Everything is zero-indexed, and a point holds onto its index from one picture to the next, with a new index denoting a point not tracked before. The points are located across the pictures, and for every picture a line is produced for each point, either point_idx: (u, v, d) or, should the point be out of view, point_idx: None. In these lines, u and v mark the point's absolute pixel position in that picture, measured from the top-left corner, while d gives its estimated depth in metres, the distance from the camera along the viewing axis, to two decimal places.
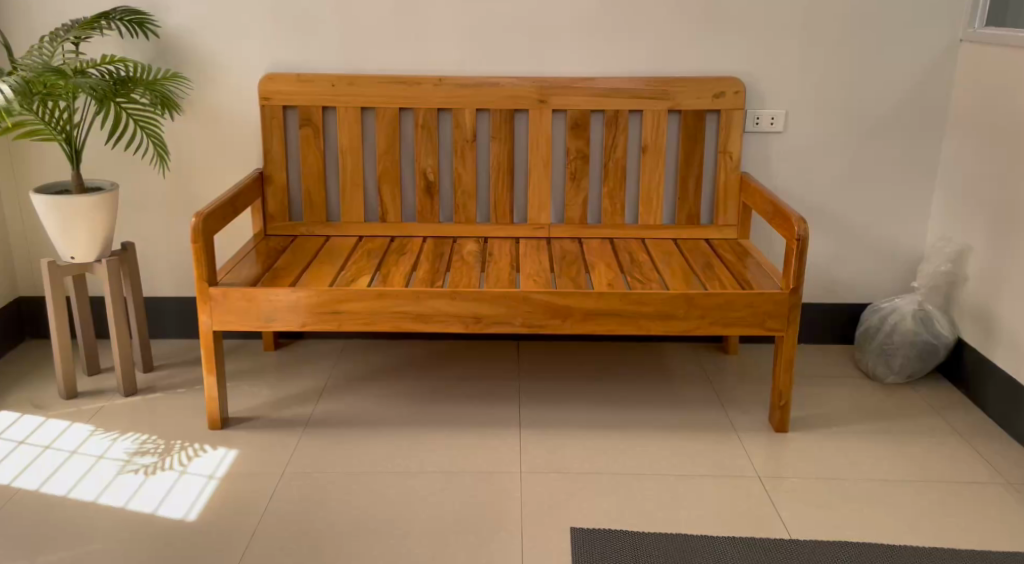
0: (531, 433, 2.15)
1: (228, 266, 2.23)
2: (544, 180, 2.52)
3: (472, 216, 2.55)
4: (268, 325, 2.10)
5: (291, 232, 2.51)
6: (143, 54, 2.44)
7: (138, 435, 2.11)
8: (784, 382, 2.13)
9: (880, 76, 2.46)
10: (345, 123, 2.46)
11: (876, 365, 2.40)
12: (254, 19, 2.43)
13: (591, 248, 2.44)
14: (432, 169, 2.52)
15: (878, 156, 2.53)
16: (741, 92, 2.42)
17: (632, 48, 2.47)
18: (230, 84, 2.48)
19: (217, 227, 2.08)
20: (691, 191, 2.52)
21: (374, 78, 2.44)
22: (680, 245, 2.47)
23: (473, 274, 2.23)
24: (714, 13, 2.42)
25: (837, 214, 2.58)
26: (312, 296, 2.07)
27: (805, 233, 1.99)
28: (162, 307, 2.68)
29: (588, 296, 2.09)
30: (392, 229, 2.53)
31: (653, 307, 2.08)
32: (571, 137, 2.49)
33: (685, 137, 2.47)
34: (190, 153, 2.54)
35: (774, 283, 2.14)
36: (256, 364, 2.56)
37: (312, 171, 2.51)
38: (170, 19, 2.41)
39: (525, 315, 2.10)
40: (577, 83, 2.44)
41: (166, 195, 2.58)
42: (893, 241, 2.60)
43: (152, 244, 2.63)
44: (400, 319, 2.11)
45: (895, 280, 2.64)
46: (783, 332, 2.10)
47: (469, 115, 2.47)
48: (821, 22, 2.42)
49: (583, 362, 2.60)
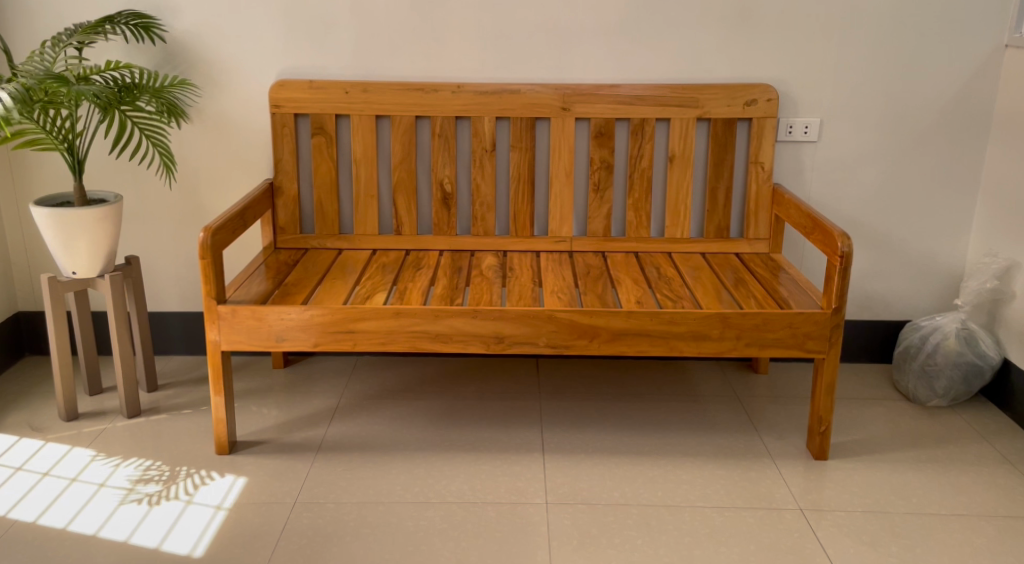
0: (556, 459, 2.04)
1: (237, 281, 2.13)
2: (566, 191, 2.41)
3: (491, 229, 2.45)
4: (279, 345, 1.99)
5: (302, 245, 2.41)
6: (148, 60, 2.34)
7: (142, 461, 2.00)
8: (824, 407, 2.01)
9: (921, 82, 2.34)
10: (360, 132, 2.36)
11: (917, 386, 2.28)
12: (265, 23, 2.33)
13: (616, 263, 2.33)
14: (449, 179, 2.41)
15: (917, 166, 2.41)
16: (774, 100, 2.31)
17: (660, 53, 2.36)
18: (239, 91, 2.38)
19: (226, 241, 1.98)
20: (721, 203, 2.40)
21: (389, 85, 2.33)
22: (709, 260, 2.36)
23: (494, 290, 2.12)
24: (745, 16, 2.31)
25: (873, 228, 2.47)
26: (325, 314, 1.96)
27: (848, 249, 1.88)
28: (166, 323, 2.57)
29: (617, 316, 1.97)
30: (407, 242, 2.43)
31: (685, 327, 1.97)
32: (595, 146, 2.38)
33: (715, 145, 2.36)
34: (197, 162, 2.44)
35: (813, 302, 2.02)
36: (265, 383, 2.45)
37: (324, 181, 2.40)
38: (178, 23, 2.31)
39: (549, 335, 2.00)
40: (600, 90, 2.33)
41: (172, 206, 2.47)
42: (933, 255, 2.48)
43: (157, 257, 2.52)
44: (417, 339, 2.00)
45: (934, 296, 2.52)
46: (823, 354, 1.98)
47: (488, 124, 2.36)
48: (858, 26, 2.31)
49: (607, 381, 2.48)
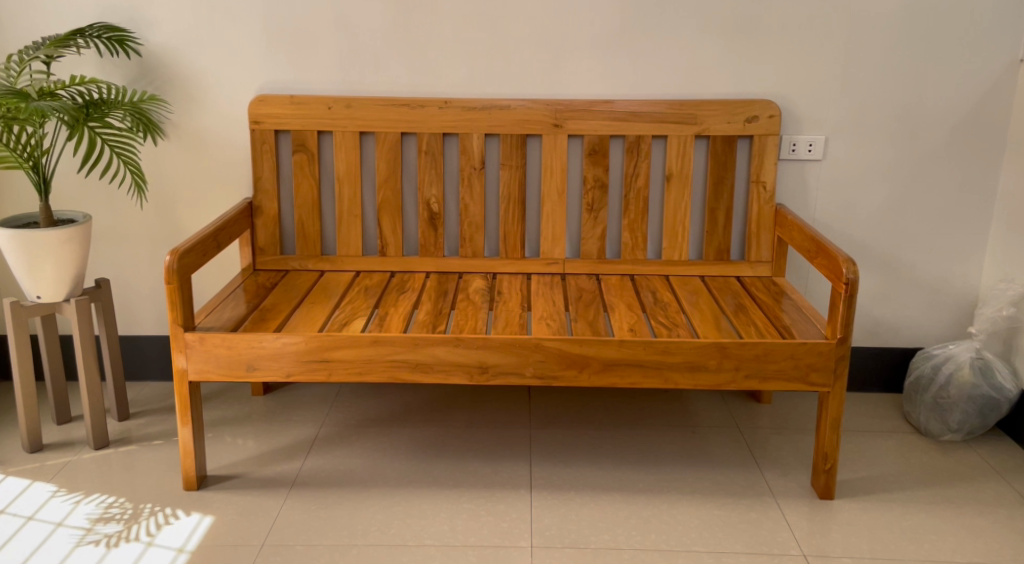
0: (544, 497, 1.92)
1: (210, 306, 2.02)
2: (558, 211, 2.30)
3: (479, 250, 2.34)
4: (250, 375, 1.88)
5: (282, 267, 2.31)
6: (122, 74, 2.25)
7: (105, 498, 1.89)
8: (830, 443, 1.88)
9: (931, 97, 2.23)
10: (343, 149, 2.26)
11: (930, 419, 2.15)
12: (244, 35, 2.24)
13: (610, 286, 2.22)
14: (436, 199, 2.31)
15: (928, 186, 2.29)
16: (776, 116, 2.20)
17: (656, 67, 2.25)
18: (217, 107, 2.29)
19: (195, 265, 1.88)
20: (721, 224, 2.29)
21: (373, 99, 2.24)
22: (709, 284, 2.24)
23: (480, 316, 2.01)
24: (745, 29, 2.21)
25: (881, 250, 2.35)
26: (299, 342, 1.86)
27: (854, 276, 1.77)
28: (141, 348, 2.46)
29: (608, 345, 1.86)
30: (392, 264, 2.33)
31: (681, 357, 1.85)
32: (588, 164, 2.27)
33: (714, 164, 2.26)
34: (173, 180, 2.34)
35: (817, 331, 1.90)
36: (242, 411, 2.34)
37: (305, 200, 2.30)
38: (154, 37, 2.22)
39: (536, 365, 1.88)
40: (594, 106, 2.23)
41: (148, 226, 2.38)
42: (945, 279, 2.36)
43: (132, 279, 2.42)
44: (397, 369, 1.89)
45: (946, 322, 2.40)
46: (828, 387, 1.85)
47: (477, 140, 2.26)
48: (864, 39, 2.20)
49: (601, 411, 2.36)
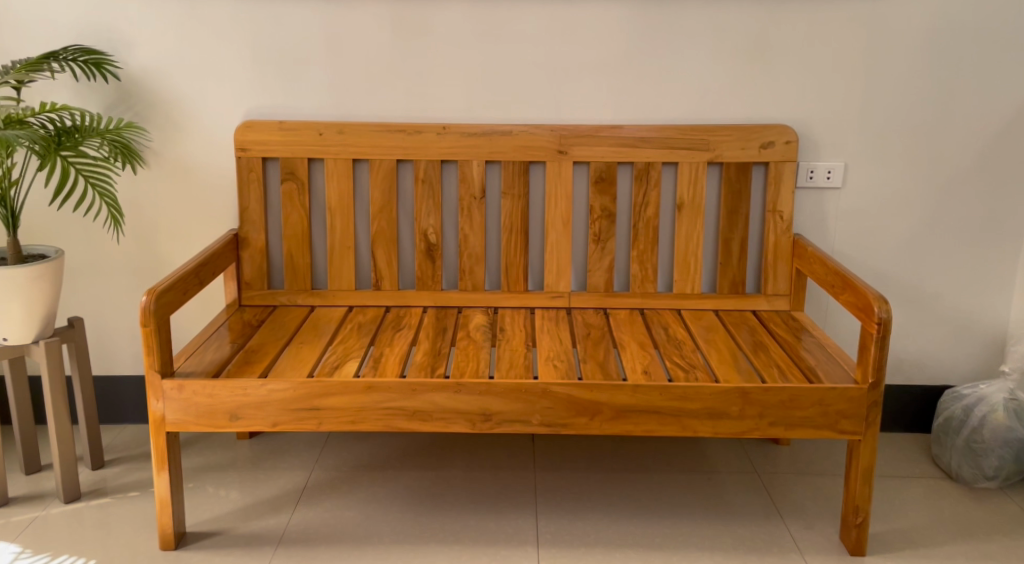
0: (553, 555, 1.77)
1: (191, 348, 1.88)
2: (563, 242, 2.17)
3: (480, 283, 2.20)
4: (233, 425, 1.73)
5: (269, 302, 2.17)
6: (99, 99, 2.12)
7: (73, 560, 1.73)
8: (861, 496, 1.75)
9: (957, 123, 2.12)
10: (335, 178, 2.13)
11: (962, 464, 2.02)
12: (230, 58, 2.11)
13: (619, 322, 2.09)
14: (434, 230, 2.17)
15: (954, 215, 2.18)
16: (792, 142, 2.09)
17: (666, 91, 2.13)
18: (200, 134, 2.16)
19: (175, 306, 1.74)
20: (735, 255, 2.17)
21: (367, 125, 2.11)
22: (724, 319, 2.12)
23: (482, 357, 1.87)
24: (759, 51, 2.10)
25: (904, 283, 2.23)
26: (287, 389, 1.71)
27: (886, 315, 1.65)
28: (118, 389, 2.31)
29: (622, 390, 1.72)
30: (387, 298, 2.19)
31: (700, 403, 1.72)
32: (594, 192, 2.15)
33: (728, 193, 2.14)
34: (153, 211, 2.20)
35: (845, 373, 1.77)
36: (226, 457, 2.18)
37: (295, 231, 2.16)
38: (133, 60, 2.10)
39: (544, 412, 1.74)
40: (601, 132, 2.11)
41: (126, 259, 2.23)
42: (971, 313, 2.24)
43: (109, 315, 2.27)
44: (393, 418, 1.75)
45: (974, 358, 2.27)
46: (859, 435, 1.72)
47: (477, 168, 2.13)
48: (884, 62, 2.09)
49: (610, 454, 2.22)
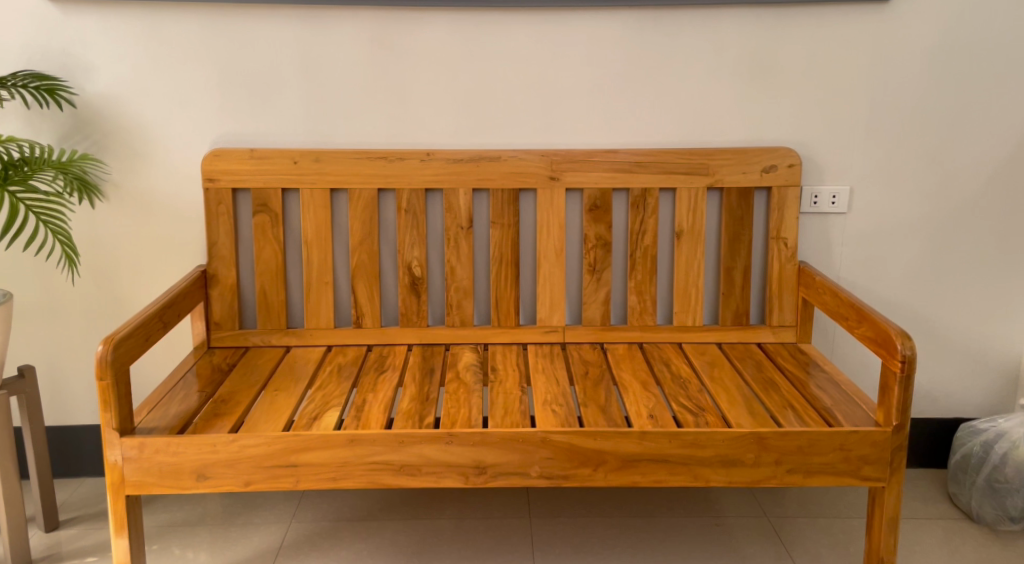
0: None
1: (154, 399, 1.71)
2: (556, 274, 2.04)
3: (468, 318, 2.05)
4: (200, 486, 1.57)
5: (240, 343, 2.01)
6: (52, 128, 1.96)
7: None
8: (887, 547, 1.63)
9: (965, 143, 2.03)
10: (312, 209, 1.98)
11: (983, 505, 1.91)
12: (195, 82, 1.96)
13: (618, 358, 1.95)
14: (418, 263, 2.03)
15: (964, 241, 2.08)
16: (796, 165, 1.98)
17: (662, 113, 2.02)
18: (164, 163, 2.00)
19: (134, 355, 1.58)
20: (738, 285, 2.05)
21: (345, 152, 1.97)
22: (728, 353, 1.99)
23: (474, 401, 1.73)
24: (759, 70, 1.99)
25: (913, 311, 2.12)
26: (260, 445, 1.56)
27: (911, 352, 1.53)
28: (76, 439, 2.13)
29: (628, 438, 1.59)
30: (369, 336, 2.03)
31: (712, 450, 1.59)
32: (589, 221, 2.02)
33: (729, 219, 2.02)
34: (113, 247, 2.04)
35: (865, 414, 1.65)
36: (194, 513, 2.01)
37: (268, 266, 2.01)
38: (90, 85, 1.94)
39: (544, 463, 1.60)
40: (595, 156, 1.99)
41: (84, 300, 2.06)
42: (983, 342, 2.14)
43: (65, 361, 2.10)
44: (378, 473, 1.59)
45: (987, 389, 2.17)
46: (883, 482, 1.60)
47: (464, 197, 2.00)
48: (889, 81, 2.00)
49: (610, 498, 2.07)
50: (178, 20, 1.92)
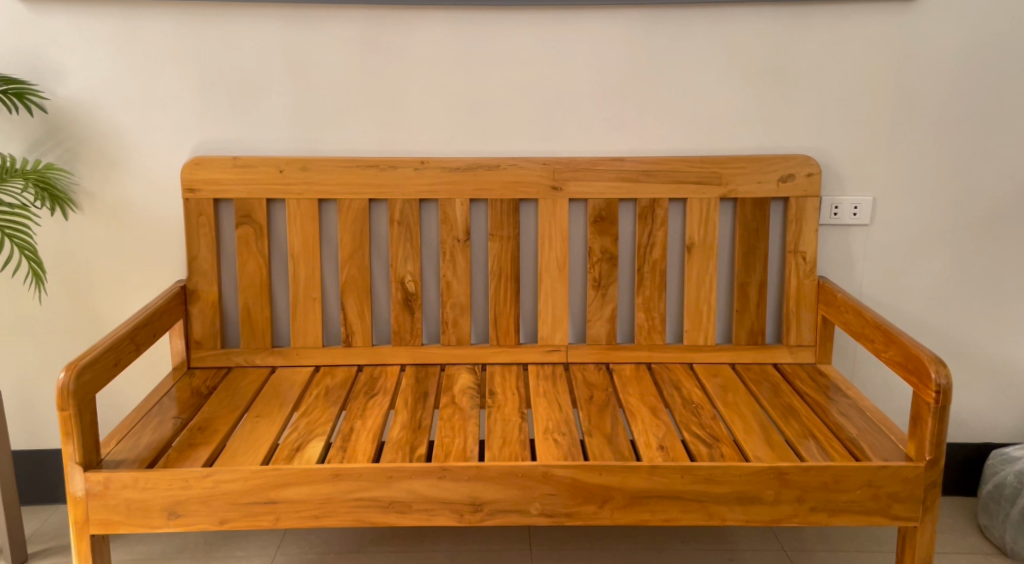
0: None
1: (125, 427, 1.59)
2: (558, 289, 1.91)
3: (465, 337, 1.93)
4: (172, 524, 1.45)
5: (222, 363, 1.88)
6: (22, 135, 1.84)
7: None
8: None
9: (995, 150, 1.89)
10: (299, 221, 1.86)
11: (1018, 539, 1.78)
12: (173, 86, 1.84)
13: (625, 380, 1.83)
14: (412, 278, 1.90)
15: (993, 255, 1.95)
16: (815, 174, 1.85)
17: (672, 118, 1.89)
18: (141, 172, 1.88)
19: (100, 382, 1.46)
20: (753, 302, 1.91)
21: (334, 160, 1.84)
22: (742, 375, 1.86)
23: (469, 430, 1.60)
24: (775, 73, 1.86)
25: (939, 329, 1.99)
26: (236, 480, 1.43)
27: (946, 381, 1.40)
28: (49, 464, 2.01)
29: (636, 473, 1.46)
30: (359, 356, 1.91)
31: (728, 486, 1.46)
32: (594, 233, 1.89)
33: (743, 232, 1.89)
34: (87, 261, 1.92)
35: (894, 446, 1.52)
36: (173, 544, 1.89)
37: (252, 281, 1.88)
38: (62, 89, 1.82)
39: (545, 499, 1.47)
40: (600, 164, 1.86)
41: (57, 317, 1.94)
42: (1014, 363, 2.00)
43: (38, 381, 1.98)
44: (364, 510, 1.47)
45: (1018, 413, 2.04)
46: (915, 521, 1.47)
47: (461, 207, 1.87)
48: (914, 84, 1.86)
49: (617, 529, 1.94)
50: (155, 19, 1.80)
